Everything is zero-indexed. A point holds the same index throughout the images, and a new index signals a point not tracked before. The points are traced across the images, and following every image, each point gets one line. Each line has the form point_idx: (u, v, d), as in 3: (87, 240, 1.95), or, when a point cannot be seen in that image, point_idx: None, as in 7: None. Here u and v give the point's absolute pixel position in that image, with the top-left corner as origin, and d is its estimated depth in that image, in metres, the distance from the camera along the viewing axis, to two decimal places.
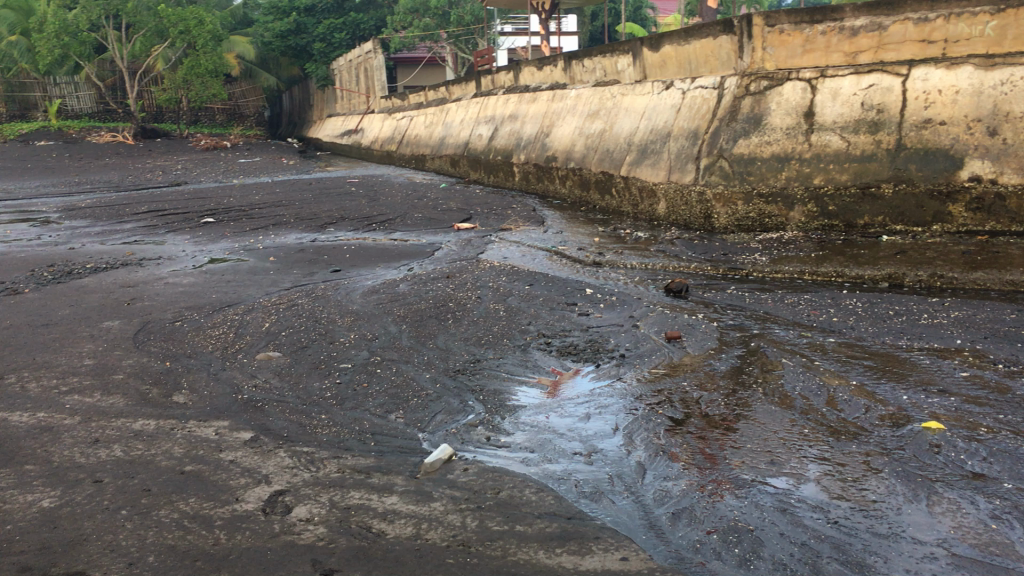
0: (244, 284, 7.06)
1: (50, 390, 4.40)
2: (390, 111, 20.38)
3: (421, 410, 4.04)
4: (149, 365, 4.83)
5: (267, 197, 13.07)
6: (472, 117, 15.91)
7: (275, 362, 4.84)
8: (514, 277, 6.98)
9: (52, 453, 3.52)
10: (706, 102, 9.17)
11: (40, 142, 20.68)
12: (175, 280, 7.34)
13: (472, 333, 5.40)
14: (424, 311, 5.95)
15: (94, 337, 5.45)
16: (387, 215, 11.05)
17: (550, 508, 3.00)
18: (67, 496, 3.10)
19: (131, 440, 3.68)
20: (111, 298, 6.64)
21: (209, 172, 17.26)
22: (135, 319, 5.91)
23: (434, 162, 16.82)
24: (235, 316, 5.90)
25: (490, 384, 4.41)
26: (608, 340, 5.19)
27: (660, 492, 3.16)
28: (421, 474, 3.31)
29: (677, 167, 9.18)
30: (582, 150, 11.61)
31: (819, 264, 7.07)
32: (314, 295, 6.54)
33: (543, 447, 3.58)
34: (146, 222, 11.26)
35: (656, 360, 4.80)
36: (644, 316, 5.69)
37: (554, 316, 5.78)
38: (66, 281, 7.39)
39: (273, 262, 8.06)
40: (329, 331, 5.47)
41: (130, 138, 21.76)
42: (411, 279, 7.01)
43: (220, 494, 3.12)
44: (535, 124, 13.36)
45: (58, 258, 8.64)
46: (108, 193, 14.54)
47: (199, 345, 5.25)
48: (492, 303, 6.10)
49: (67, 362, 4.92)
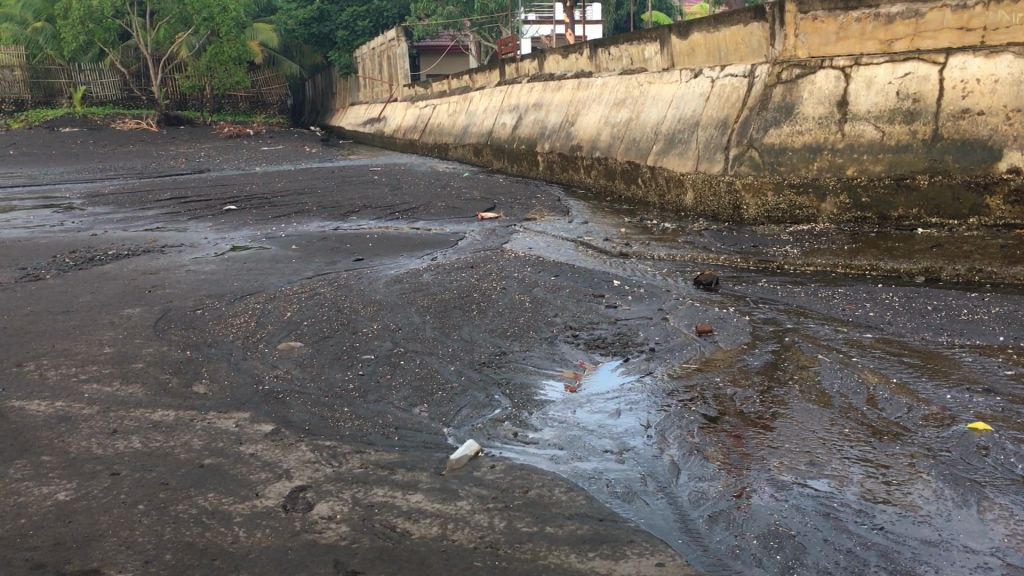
0: (265, 272, 6.98)
1: (68, 378, 4.33)
2: (413, 99, 20.28)
3: (446, 403, 3.92)
4: (169, 354, 4.74)
5: (289, 185, 13.01)
6: (496, 106, 15.77)
7: (297, 353, 4.74)
8: (539, 268, 6.85)
9: (69, 443, 3.44)
10: (736, 90, 8.98)
11: (64, 129, 20.72)
12: (196, 267, 7.27)
13: (497, 324, 5.28)
14: (448, 302, 5.84)
15: (114, 325, 5.38)
16: (410, 203, 10.95)
17: (580, 509, 2.88)
18: (83, 489, 3.00)
19: (150, 431, 3.59)
20: (132, 285, 6.58)
21: (232, 159, 17.24)
22: (155, 307, 5.84)
23: (457, 151, 16.70)
24: (257, 305, 5.82)
25: (516, 377, 4.29)
26: (637, 333, 5.06)
27: (696, 492, 3.03)
28: (446, 470, 3.19)
29: (706, 157, 9.00)
30: (608, 139, 11.44)
31: (852, 256, 6.88)
32: (337, 284, 6.45)
33: (572, 445, 3.45)
34: (168, 208, 11.22)
35: (686, 354, 4.66)
36: (673, 309, 5.55)
37: (581, 308, 5.65)
38: (87, 267, 7.34)
39: (295, 251, 7.97)
40: (352, 321, 5.37)
41: (153, 125, 21.77)
42: (434, 269, 6.90)
43: (240, 489, 3.01)
44: (560, 113, 13.20)
45: (80, 244, 8.60)
46: (131, 180, 14.52)
47: (220, 334, 5.16)
48: (517, 294, 5.98)
49: (86, 350, 4.84)
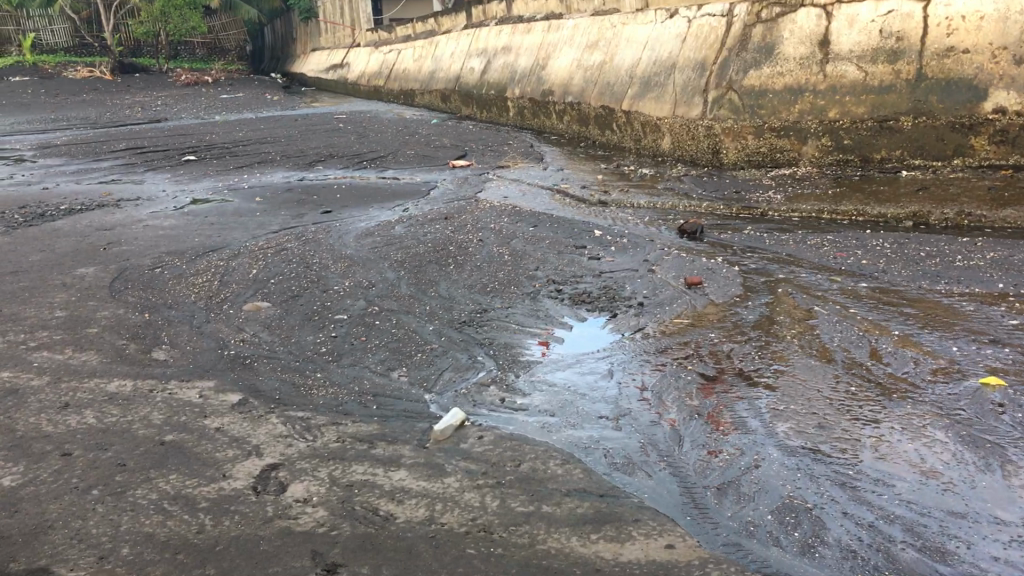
0: (228, 227, 6.64)
1: (16, 346, 4.01)
2: (377, 44, 19.68)
3: (426, 367, 3.67)
4: (126, 317, 4.43)
5: (251, 134, 12.54)
6: (463, 50, 15.28)
7: (264, 314, 4.45)
8: (516, 219, 6.57)
9: (16, 420, 3.14)
10: (715, 30, 8.66)
11: (15, 77, 19.90)
12: (154, 222, 6.89)
13: (476, 279, 5.02)
14: (423, 256, 5.55)
15: (66, 286, 5.04)
16: (378, 152, 10.57)
17: (579, 484, 2.66)
18: (31, 473, 2.71)
19: (105, 405, 3.30)
20: (86, 243, 6.21)
21: (191, 108, 16.67)
22: (111, 266, 5.49)
23: (424, 97, 16.24)
24: (220, 262, 5.49)
25: (500, 337, 4.04)
26: (624, 287, 4.81)
27: (701, 462, 2.82)
28: (431, 443, 2.95)
29: (684, 101, 8.72)
30: (581, 83, 11.09)
31: (837, 201, 6.66)
32: (305, 238, 6.12)
33: (564, 411, 3.22)
34: (124, 160, 10.75)
35: (677, 308, 4.43)
36: (659, 260, 5.30)
37: (563, 261, 5.39)
38: (38, 224, 6.94)
39: (259, 203, 7.61)
40: (322, 279, 5.07)
41: (108, 74, 20.99)
42: (406, 221, 6.59)
43: (205, 469, 2.75)
44: (531, 56, 12.78)
45: (30, 199, 8.17)
46: (85, 130, 13.95)
47: (181, 294, 4.85)
48: (495, 247, 5.71)
49: (36, 314, 4.50)
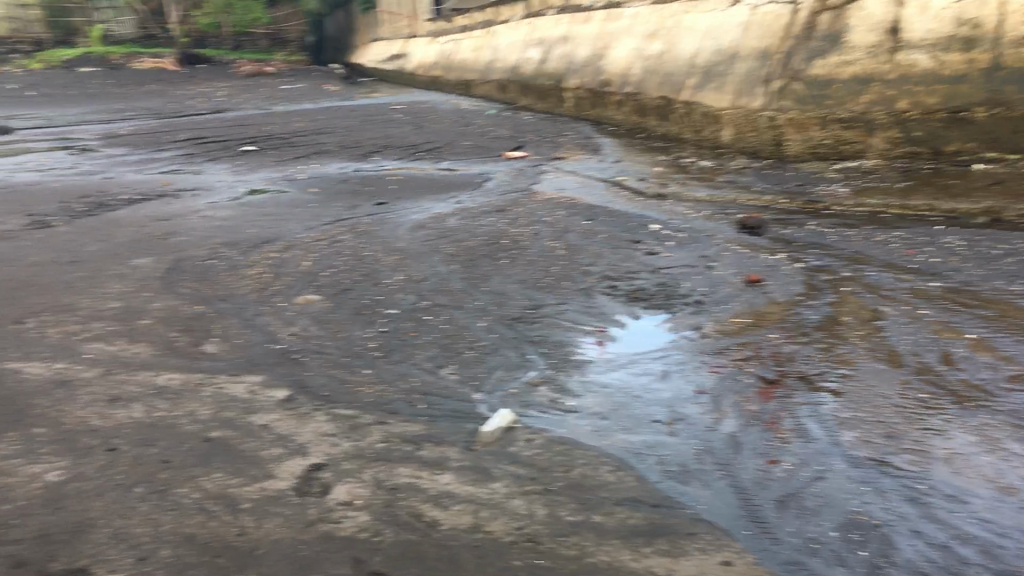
0: (284, 218, 6.64)
1: (70, 337, 4.02)
2: (436, 35, 19.65)
3: (476, 365, 3.59)
4: (179, 309, 4.43)
5: (309, 125, 12.59)
6: (521, 41, 15.17)
7: (315, 308, 4.41)
8: (571, 212, 6.45)
9: (65, 413, 3.13)
10: (780, 18, 8.51)
11: (83, 69, 20.29)
12: (212, 213, 6.92)
13: (529, 274, 4.92)
14: (476, 249, 5.47)
15: (122, 276, 5.07)
16: (434, 143, 10.53)
17: (631, 493, 2.55)
18: (76, 468, 2.69)
19: (153, 399, 3.28)
20: (144, 233, 6.25)
21: (251, 98, 16.82)
22: (167, 257, 5.51)
23: (482, 88, 16.18)
24: (273, 254, 5.47)
25: (551, 335, 3.93)
26: (681, 284, 4.67)
27: (760, 472, 2.68)
28: (478, 446, 2.86)
29: (746, 91, 8.61)
30: (640, 73, 10.91)
31: (906, 196, 6.42)
32: (358, 230, 6.08)
33: (617, 414, 3.11)
34: (185, 150, 10.86)
35: (736, 307, 4.27)
36: (718, 256, 5.15)
37: (618, 256, 5.26)
38: (99, 214, 7.02)
39: (315, 194, 7.61)
40: (374, 272, 5.02)
41: (173, 65, 21.29)
42: (460, 213, 6.52)
43: (248, 468, 2.70)
44: (589, 47, 12.63)
45: (93, 189, 8.29)
46: (149, 120, 14.16)
47: (234, 286, 4.83)
48: (549, 241, 5.60)
49: (91, 305, 4.53)
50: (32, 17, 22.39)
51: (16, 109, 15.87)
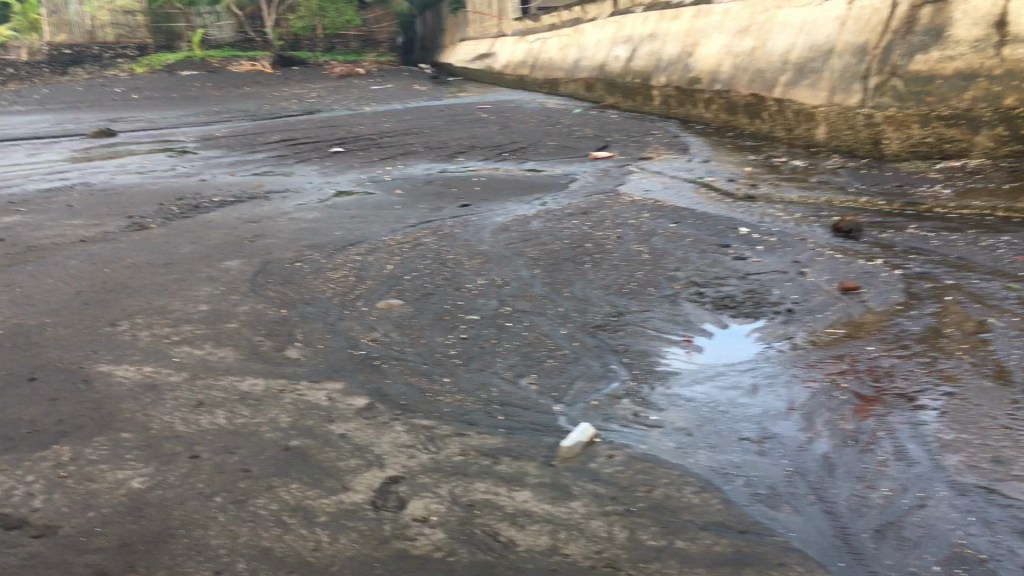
0: (369, 220, 6.67)
1: (160, 340, 4.10)
2: (523, 33, 19.62)
3: (557, 375, 3.52)
4: (264, 313, 4.48)
5: (397, 125, 12.70)
6: (608, 38, 15.02)
7: (397, 313, 4.40)
8: (657, 214, 6.32)
9: (151, 418, 3.18)
10: (878, 12, 8.21)
11: (183, 72, 20.91)
12: (300, 215, 7.01)
13: (613, 279, 4.82)
14: (560, 253, 5.39)
15: (212, 279, 5.16)
16: (519, 143, 10.48)
17: (716, 517, 2.45)
18: (159, 476, 2.72)
19: (235, 405, 3.30)
20: (235, 235, 6.37)
21: (342, 99, 17.08)
22: (255, 259, 5.59)
23: (568, 87, 16.09)
24: (357, 258, 5.50)
25: (635, 344, 3.83)
26: (771, 291, 4.50)
27: (855, 498, 2.54)
28: (558, 461, 2.79)
29: (842, 87, 8.42)
30: (730, 70, 10.67)
31: (1014, 198, 6.11)
32: (442, 233, 6.07)
33: (703, 430, 3.00)
34: (277, 152, 11.07)
35: (829, 317, 4.09)
36: (811, 262, 4.96)
37: (705, 261, 5.11)
38: (192, 216, 7.18)
39: (401, 196, 7.64)
40: (456, 276, 4.99)
41: (268, 67, 21.77)
42: (544, 216, 6.45)
43: (326, 480, 2.68)
44: (677, 44, 12.41)
45: (188, 191, 8.50)
46: (243, 122, 14.49)
47: (318, 290, 4.86)
48: (634, 245, 5.48)
49: (181, 307, 4.61)
50: (136, 23, 23.17)
51: (119, 112, 16.45)
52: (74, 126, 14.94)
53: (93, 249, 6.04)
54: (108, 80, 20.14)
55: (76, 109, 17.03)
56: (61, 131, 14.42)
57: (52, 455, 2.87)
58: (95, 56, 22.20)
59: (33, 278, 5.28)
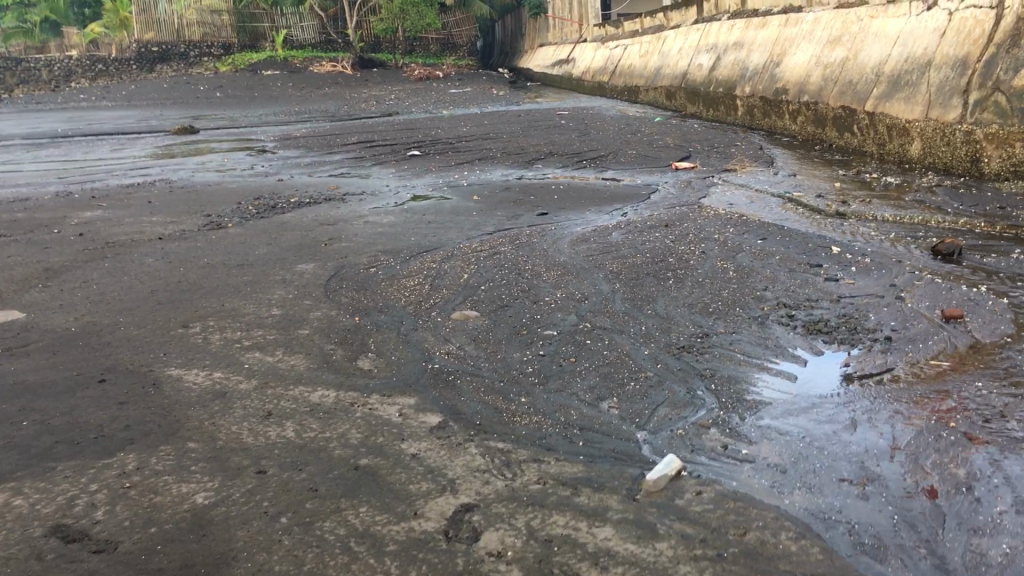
0: (444, 226, 6.57)
1: (231, 345, 4.03)
2: (603, 40, 19.43)
3: (640, 400, 3.33)
4: (337, 319, 4.39)
5: (475, 130, 12.63)
6: (692, 46, 14.74)
7: (472, 325, 4.27)
8: (743, 230, 6.08)
9: (219, 428, 3.10)
10: (980, 25, 7.90)
11: (265, 72, 21.20)
12: (376, 218, 6.95)
13: (697, 298, 4.61)
14: (641, 268, 5.20)
15: (286, 282, 5.10)
16: (599, 151, 10.30)
17: (817, 569, 2.25)
18: (224, 491, 2.63)
19: (305, 417, 3.20)
20: (311, 237, 6.33)
21: (420, 102, 17.12)
22: (329, 263, 5.53)
23: (648, 94, 15.85)
24: (432, 265, 5.39)
25: (722, 370, 3.62)
26: (867, 317, 4.23)
27: (973, 555, 2.31)
28: (642, 495, 2.61)
29: (940, 102, 8.07)
30: (820, 81, 10.34)
31: None
32: (518, 242, 5.94)
33: (798, 468, 2.78)
34: (355, 153, 11.09)
35: (933, 347, 3.80)
36: (909, 287, 4.67)
37: (795, 281, 4.86)
38: (269, 216, 7.19)
39: (477, 202, 7.52)
40: (533, 288, 4.84)
41: (348, 68, 21.96)
42: (625, 227, 6.27)
43: (396, 504, 2.55)
44: (764, 53, 12.09)
45: (266, 190, 8.53)
46: (323, 123, 14.59)
47: (392, 298, 4.76)
48: (719, 262, 5.26)
49: (254, 311, 4.55)
50: (222, 23, 23.35)
51: (204, 110, 16.75)
52: (160, 122, 15.24)
53: (170, 247, 6.05)
54: (193, 78, 20.55)
55: (162, 106, 17.39)
56: (147, 127, 14.72)
57: (117, 464, 2.83)
58: (182, 55, 22.69)
59: (110, 276, 5.29)
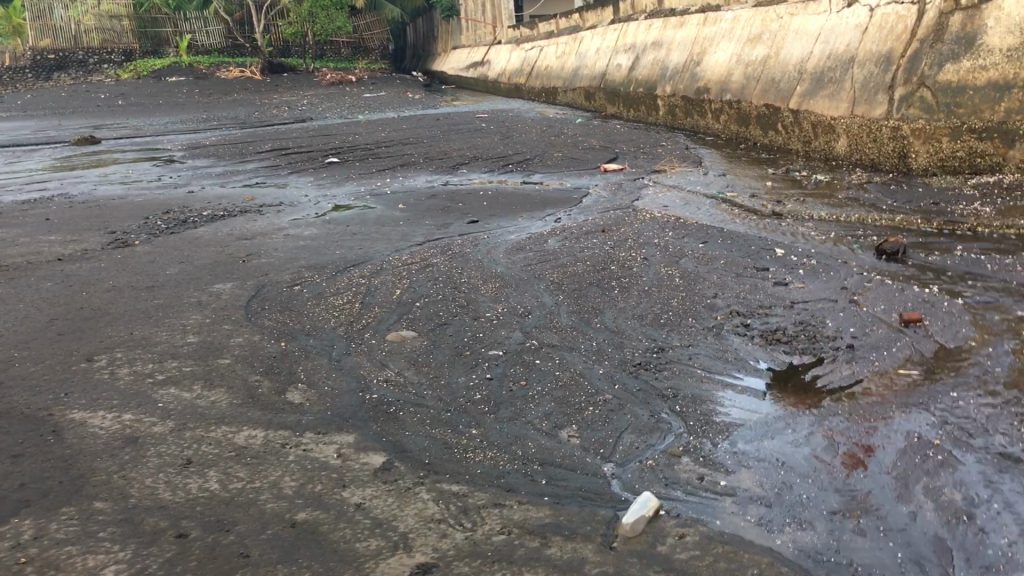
0: (370, 238, 6.21)
1: (143, 381, 3.62)
2: (518, 42, 19.23)
3: (602, 427, 3.05)
4: (261, 346, 4.01)
5: (394, 135, 12.25)
6: (610, 46, 14.62)
7: (410, 347, 3.95)
8: (682, 233, 5.89)
9: (131, 482, 2.71)
10: (903, 20, 7.91)
11: (170, 78, 20.37)
12: (296, 231, 6.55)
13: (646, 308, 4.37)
14: (583, 277, 4.95)
15: (201, 305, 4.68)
16: (524, 154, 10.04)
17: None
18: (139, 563, 2.27)
19: (230, 464, 2.83)
20: (226, 253, 5.90)
21: (334, 107, 16.61)
22: (249, 282, 5.12)
23: (566, 95, 15.68)
24: (361, 280, 5.04)
25: (684, 388, 3.37)
26: (826, 323, 4.03)
27: None
28: (620, 541, 2.33)
29: (865, 98, 8.04)
30: (741, 79, 10.30)
31: None
32: (451, 252, 5.63)
33: (783, 499, 2.53)
34: (269, 161, 10.59)
35: (899, 354, 3.62)
36: (861, 289, 4.52)
37: (745, 287, 4.67)
38: (180, 231, 6.71)
39: (403, 211, 7.18)
40: (472, 303, 4.54)
41: (257, 73, 21.26)
42: (560, 234, 6.02)
43: (343, 568, 2.23)
44: (684, 52, 12.02)
45: (175, 203, 8.02)
46: (234, 130, 14.01)
47: (321, 318, 4.40)
48: (663, 268, 5.05)
49: (167, 339, 4.13)
50: (122, 28, 22.54)
51: (105, 119, 15.94)
52: (57, 133, 14.42)
53: (71, 269, 5.55)
54: (92, 85, 19.60)
55: (60, 115, 16.53)
56: (44, 138, 13.91)
57: (11, 533, 2.42)
58: (81, 61, 21.65)
59: (2, 303, 4.79)
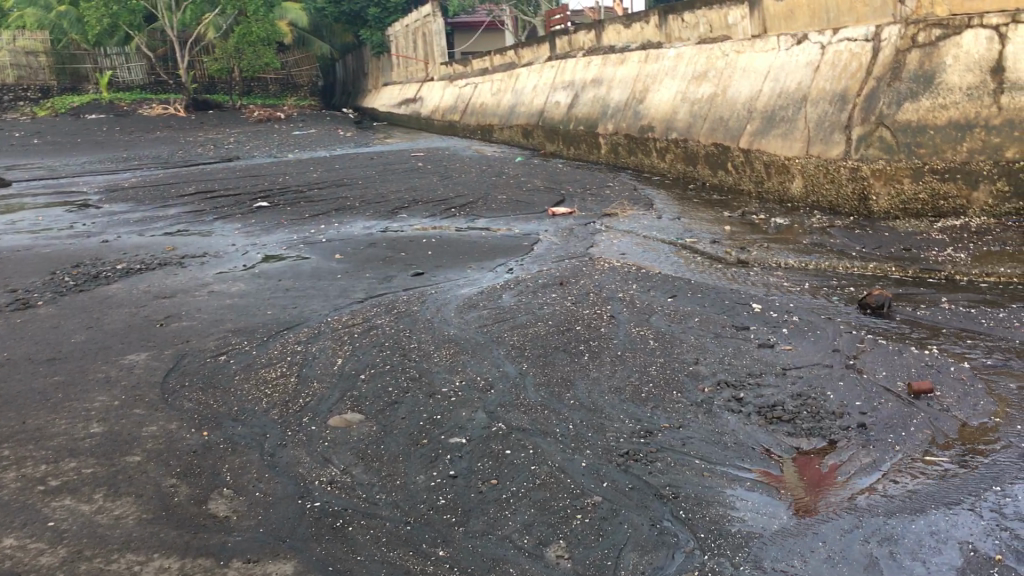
0: (305, 294, 5.62)
1: (31, 488, 2.98)
2: (451, 78, 18.83)
3: (596, 544, 2.54)
4: (179, 436, 3.40)
5: (327, 175, 11.63)
6: (547, 83, 14.29)
7: (358, 434, 3.38)
8: (647, 286, 5.44)
9: None
10: (856, 58, 7.61)
11: (89, 115, 19.38)
12: (223, 288, 5.91)
13: (622, 379, 3.87)
14: (548, 340, 4.43)
15: (111, 383, 4.03)
16: (466, 196, 9.54)
17: None
18: None
19: None
20: (141, 316, 5.24)
21: (263, 145, 15.94)
22: (168, 351, 4.48)
23: (503, 133, 15.29)
24: (296, 347, 4.45)
25: (683, 487, 2.87)
26: (827, 396, 3.58)
27: None
28: None
29: (820, 137, 7.71)
30: (687, 117, 10.00)
31: None
32: (395, 311, 5.07)
33: None
34: (192, 205, 9.89)
35: (919, 436, 3.19)
36: (857, 352, 4.10)
37: (727, 350, 4.21)
38: (90, 289, 6.02)
39: (340, 262, 6.61)
40: (425, 375, 3.99)
41: (181, 110, 20.39)
42: (515, 288, 5.51)
43: None
44: (625, 90, 11.72)
45: (88, 255, 7.31)
46: (155, 171, 13.21)
47: (249, 398, 3.80)
48: (634, 328, 4.58)
49: (66, 430, 3.48)
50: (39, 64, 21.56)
51: (17, 160, 14.98)
52: None
53: None
54: (6, 124, 18.53)
55: None
56: None
57: None
58: None
59: None
